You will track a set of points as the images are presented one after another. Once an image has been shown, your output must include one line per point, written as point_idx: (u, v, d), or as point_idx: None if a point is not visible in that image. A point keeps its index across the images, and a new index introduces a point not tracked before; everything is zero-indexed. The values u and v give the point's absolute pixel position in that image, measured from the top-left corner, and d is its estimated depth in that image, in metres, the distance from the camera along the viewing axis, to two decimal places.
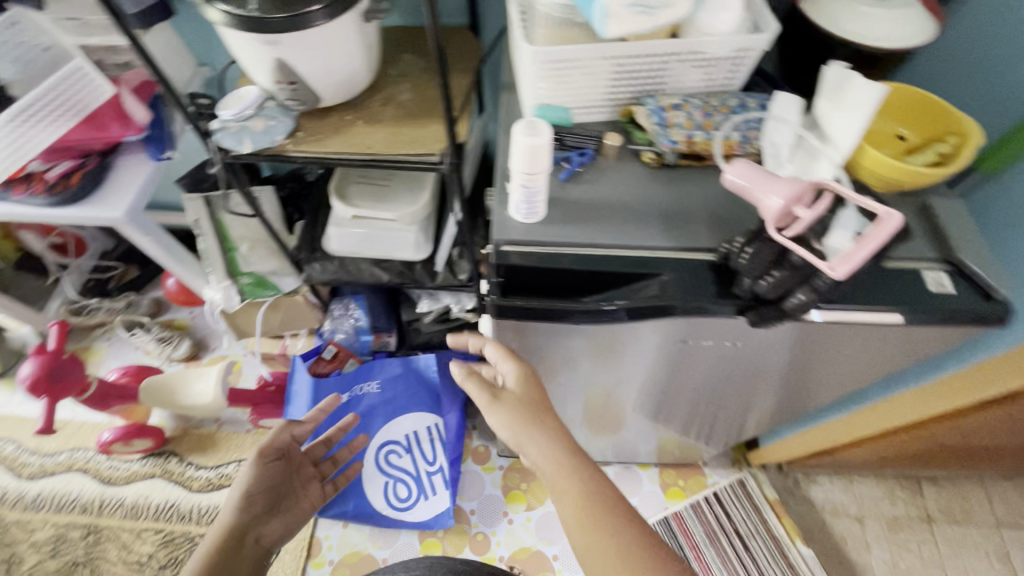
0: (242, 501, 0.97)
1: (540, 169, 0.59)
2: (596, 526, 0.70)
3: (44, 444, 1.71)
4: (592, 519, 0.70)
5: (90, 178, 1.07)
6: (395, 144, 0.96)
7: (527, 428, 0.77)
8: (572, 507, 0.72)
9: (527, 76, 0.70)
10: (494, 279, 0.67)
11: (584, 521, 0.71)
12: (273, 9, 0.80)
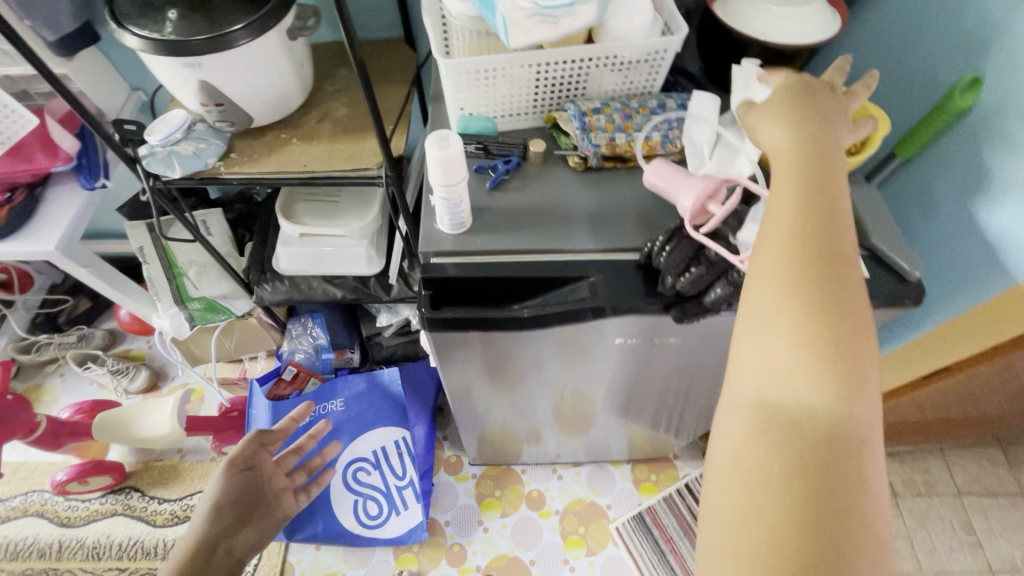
0: (209, 510, 0.91)
1: (458, 180, 0.60)
2: (831, 298, 0.46)
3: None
4: (825, 288, 0.46)
5: (18, 212, 1.03)
6: (331, 161, 0.95)
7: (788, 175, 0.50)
8: (798, 251, 0.47)
9: (447, 88, 0.70)
10: (424, 292, 0.66)
11: (807, 278, 0.47)
12: (191, 32, 0.79)
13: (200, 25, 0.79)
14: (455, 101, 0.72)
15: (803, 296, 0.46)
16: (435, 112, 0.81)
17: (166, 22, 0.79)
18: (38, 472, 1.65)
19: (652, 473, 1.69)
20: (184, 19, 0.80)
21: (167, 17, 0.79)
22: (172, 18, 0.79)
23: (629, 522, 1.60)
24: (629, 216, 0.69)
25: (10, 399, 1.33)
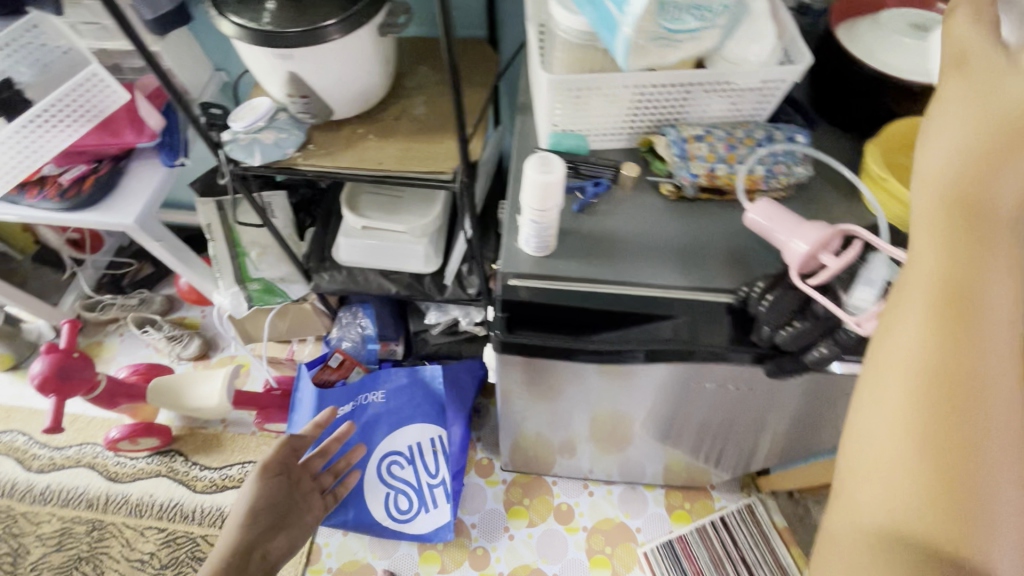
0: (247, 515, 1.01)
1: (553, 206, 0.57)
2: (954, 413, 0.39)
3: (54, 437, 1.73)
4: (951, 400, 0.39)
5: (102, 184, 1.07)
6: (407, 161, 0.94)
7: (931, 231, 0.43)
8: (933, 348, 0.40)
9: (543, 102, 0.67)
10: (499, 314, 0.65)
11: (934, 387, 0.39)
12: (286, 23, 0.79)
13: (296, 17, 0.79)
14: (549, 116, 0.68)
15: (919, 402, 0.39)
16: (521, 123, 0.79)
17: (265, 12, 0.79)
18: (93, 425, 1.73)
19: (686, 501, 1.64)
20: (281, 10, 0.79)
21: (266, 7, 0.79)
22: (270, 8, 0.79)
23: (658, 548, 1.56)
24: (723, 254, 0.65)
25: (78, 356, 1.39)
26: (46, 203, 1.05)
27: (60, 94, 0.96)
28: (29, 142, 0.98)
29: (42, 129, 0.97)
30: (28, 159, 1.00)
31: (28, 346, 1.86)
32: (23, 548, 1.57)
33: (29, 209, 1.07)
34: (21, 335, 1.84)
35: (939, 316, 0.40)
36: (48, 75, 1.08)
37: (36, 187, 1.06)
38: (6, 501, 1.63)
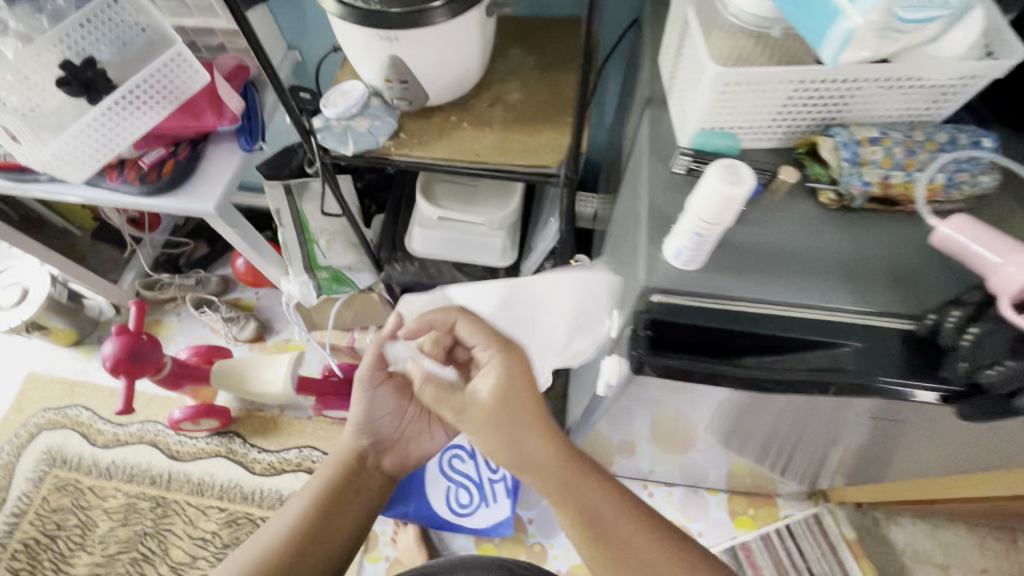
0: (365, 424, 0.88)
1: (724, 220, 0.51)
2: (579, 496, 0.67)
3: (118, 413, 1.76)
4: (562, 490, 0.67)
5: (180, 168, 1.04)
6: (505, 153, 0.87)
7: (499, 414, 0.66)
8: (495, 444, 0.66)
9: (694, 97, 0.59)
10: (641, 332, 0.58)
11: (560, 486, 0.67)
12: (394, 2, 0.73)
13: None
14: (697, 113, 0.60)
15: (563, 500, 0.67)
16: (648, 118, 0.71)
17: None
18: (154, 403, 1.75)
19: (751, 507, 1.58)
20: None
21: None
22: None
23: (720, 554, 1.52)
24: (894, 273, 0.58)
25: (145, 338, 1.39)
26: (126, 187, 1.03)
27: (145, 74, 0.94)
28: (112, 124, 0.96)
29: (125, 111, 0.96)
30: (111, 142, 0.99)
31: (90, 322, 1.88)
32: (91, 521, 1.60)
33: (109, 193, 1.05)
34: (83, 311, 1.86)
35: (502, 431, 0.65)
36: (126, 54, 1.04)
37: (117, 169, 1.04)
38: (73, 474, 1.67)
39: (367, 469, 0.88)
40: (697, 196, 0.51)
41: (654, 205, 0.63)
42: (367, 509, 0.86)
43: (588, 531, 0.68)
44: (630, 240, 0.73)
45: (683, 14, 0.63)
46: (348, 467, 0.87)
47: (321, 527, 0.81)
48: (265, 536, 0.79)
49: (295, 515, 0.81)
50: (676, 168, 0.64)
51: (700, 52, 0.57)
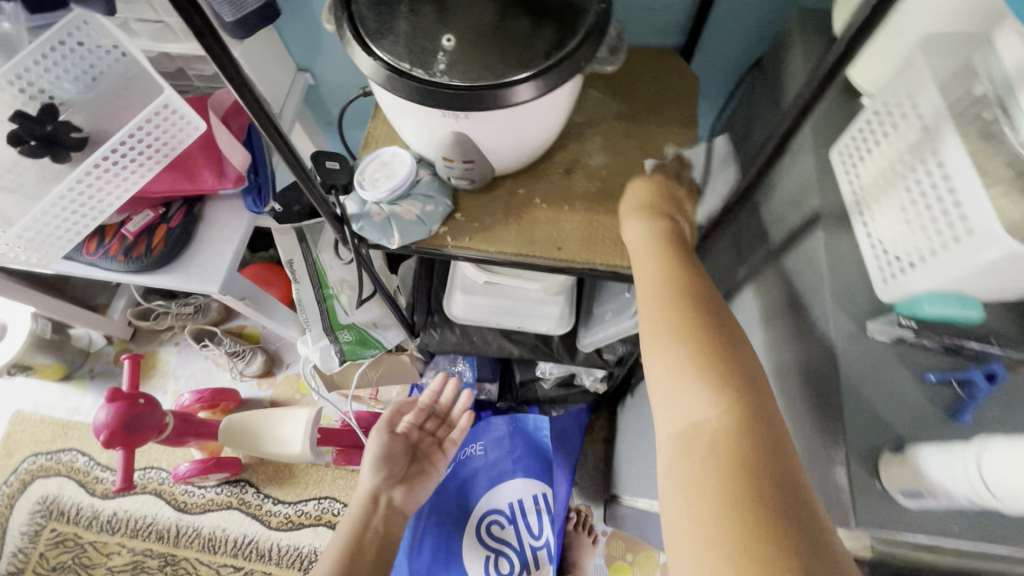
0: (373, 466, 0.95)
1: (1005, 500, 0.37)
2: (673, 318, 0.47)
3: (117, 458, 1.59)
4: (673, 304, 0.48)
5: (174, 238, 0.84)
6: (594, 247, 0.68)
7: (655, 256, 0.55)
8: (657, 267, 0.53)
9: (945, 261, 0.40)
10: None
11: (664, 307, 0.48)
12: (473, 72, 0.52)
13: (485, 63, 0.52)
14: (941, 278, 0.41)
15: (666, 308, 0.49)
16: (815, 240, 0.52)
17: (439, 53, 0.53)
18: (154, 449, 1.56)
19: None
20: (463, 50, 0.52)
21: (440, 43, 0.53)
22: (446, 46, 0.53)
23: None
24: None
25: (143, 403, 1.21)
26: (109, 263, 0.84)
27: (127, 132, 0.73)
28: (88, 196, 0.75)
29: (104, 177, 0.75)
30: (87, 215, 0.78)
31: (79, 354, 1.69)
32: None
33: (87, 267, 0.85)
34: (71, 343, 1.66)
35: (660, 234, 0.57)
36: (98, 92, 0.81)
37: (96, 240, 0.84)
38: (73, 528, 1.51)
39: (372, 515, 0.91)
40: (997, 457, 0.37)
41: (846, 390, 0.46)
42: (381, 562, 0.86)
43: (701, 352, 0.44)
44: (786, 398, 0.55)
45: (915, 119, 0.43)
46: (353, 527, 0.88)
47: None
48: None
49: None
50: (878, 336, 0.46)
51: (968, 205, 0.38)
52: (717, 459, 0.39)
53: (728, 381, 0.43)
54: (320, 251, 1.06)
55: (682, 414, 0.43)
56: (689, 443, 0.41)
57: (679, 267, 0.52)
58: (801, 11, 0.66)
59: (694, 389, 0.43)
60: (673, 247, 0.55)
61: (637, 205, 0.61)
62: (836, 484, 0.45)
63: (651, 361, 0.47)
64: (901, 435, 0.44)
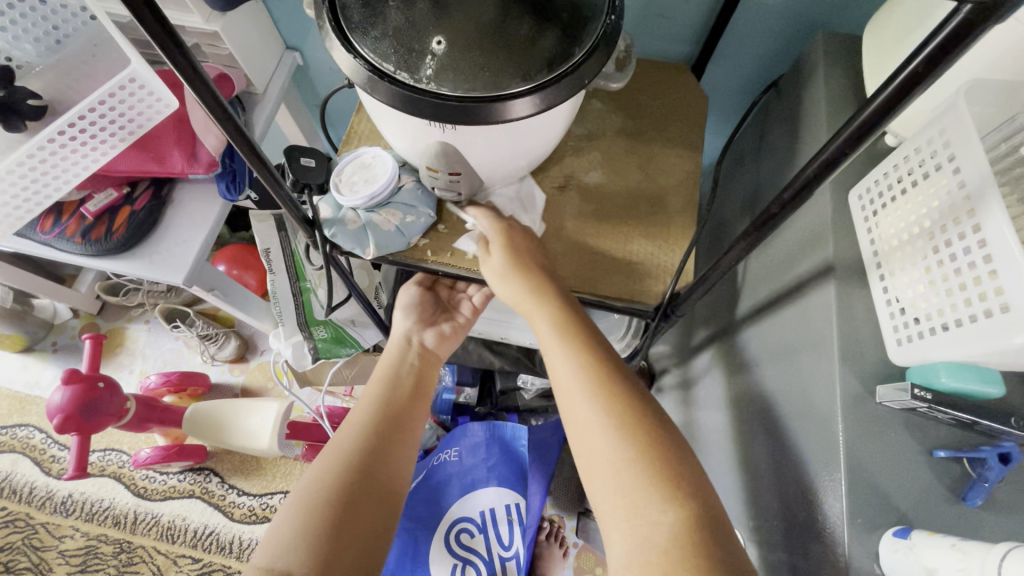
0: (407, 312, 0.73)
1: None
2: (603, 403, 0.48)
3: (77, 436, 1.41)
4: (598, 386, 0.49)
5: (138, 222, 0.78)
6: (586, 273, 0.63)
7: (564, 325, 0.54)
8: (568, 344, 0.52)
9: (973, 332, 0.37)
10: None
11: (593, 392, 0.49)
12: (463, 80, 0.47)
13: (477, 71, 0.47)
14: (964, 351, 0.38)
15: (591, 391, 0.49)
16: (825, 290, 0.48)
17: (427, 56, 0.47)
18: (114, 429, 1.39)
19: None
20: (453, 55, 0.47)
21: (429, 45, 0.47)
22: (435, 49, 0.47)
23: None
24: None
25: (102, 387, 1.14)
26: (65, 244, 0.77)
27: (89, 104, 0.67)
28: (42, 171, 0.69)
29: (62, 151, 0.69)
30: (39, 192, 0.71)
31: (41, 325, 1.48)
32: (45, 564, 1.27)
33: (40, 247, 0.78)
34: (33, 314, 1.45)
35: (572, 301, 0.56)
36: (60, 57, 0.75)
37: (51, 219, 0.77)
38: (23, 507, 1.32)
39: (403, 358, 0.70)
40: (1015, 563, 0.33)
41: (848, 461, 0.42)
42: (421, 406, 0.66)
43: (637, 437, 0.46)
44: (784, 459, 0.50)
45: (952, 174, 0.40)
46: (386, 375, 0.67)
47: (385, 456, 0.59)
48: (318, 479, 0.55)
49: (349, 449, 0.58)
50: (888, 403, 0.43)
51: (1006, 279, 0.35)
52: (673, 563, 0.41)
53: (675, 482, 0.44)
54: (298, 241, 0.95)
55: (633, 519, 0.44)
56: (642, 545, 0.43)
57: (596, 353, 0.52)
58: (825, 35, 0.62)
59: (639, 479, 0.45)
60: (584, 327, 0.54)
61: (520, 267, 0.57)
62: (836, 561, 0.41)
63: (591, 458, 0.47)
64: (904, 513, 0.41)
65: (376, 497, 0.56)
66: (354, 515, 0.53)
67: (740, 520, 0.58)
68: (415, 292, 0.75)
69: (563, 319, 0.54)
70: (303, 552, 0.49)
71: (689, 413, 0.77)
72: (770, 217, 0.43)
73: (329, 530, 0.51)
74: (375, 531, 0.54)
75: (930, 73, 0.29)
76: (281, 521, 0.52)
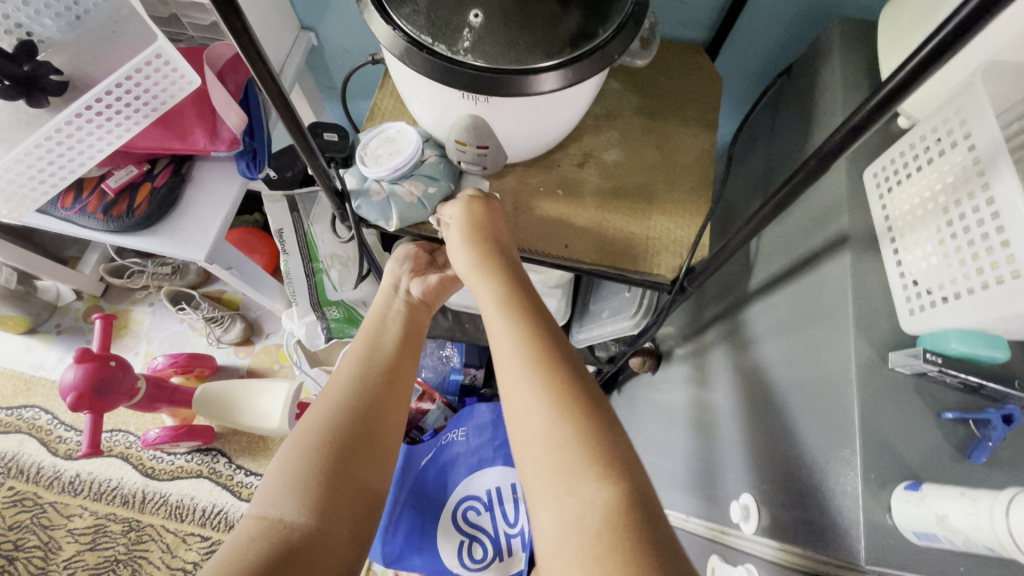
0: (398, 265, 0.72)
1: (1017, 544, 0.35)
2: (539, 379, 0.48)
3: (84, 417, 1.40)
4: (536, 362, 0.49)
5: (159, 198, 0.79)
6: (608, 248, 0.65)
7: (508, 302, 0.54)
8: (507, 321, 0.53)
9: (985, 297, 0.40)
10: None
11: (529, 368, 0.49)
12: (499, 52, 0.49)
13: (512, 45, 0.49)
14: (975, 316, 0.41)
15: (526, 366, 0.49)
16: (840, 262, 0.51)
17: (465, 29, 0.49)
18: (121, 410, 1.38)
19: None
20: (490, 27, 0.49)
21: (466, 19, 0.49)
22: (473, 22, 0.49)
23: None
24: None
25: (113, 365, 1.14)
26: (86, 220, 0.78)
27: (116, 80, 0.67)
28: (67, 146, 0.69)
29: (89, 127, 0.69)
30: (64, 167, 0.71)
31: (45, 307, 1.45)
32: (55, 542, 1.27)
33: (61, 223, 0.79)
34: (36, 296, 1.42)
35: (520, 283, 0.57)
36: (81, 32, 0.75)
37: (72, 195, 0.78)
38: (30, 486, 1.32)
39: (390, 305, 0.68)
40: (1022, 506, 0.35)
41: (863, 421, 0.45)
42: (412, 356, 0.64)
43: (572, 415, 0.46)
44: (800, 421, 0.53)
45: (967, 150, 0.42)
46: (370, 327, 0.65)
47: (379, 404, 0.57)
48: (307, 426, 0.53)
49: (338, 398, 0.56)
50: (900, 368, 0.45)
51: (1017, 246, 0.38)
52: (609, 538, 0.40)
53: (608, 460, 0.44)
54: (313, 222, 0.93)
55: (568, 497, 0.43)
56: (576, 525, 0.42)
57: (532, 329, 0.52)
58: (839, 19, 0.64)
59: (571, 454, 0.44)
60: (527, 303, 0.55)
61: (474, 242, 0.59)
62: (849, 514, 0.44)
63: (525, 434, 0.47)
64: (913, 469, 0.44)
65: (367, 441, 0.54)
66: (349, 464, 0.51)
67: (751, 484, 0.60)
68: (410, 247, 0.75)
69: (507, 292, 0.55)
70: (293, 500, 0.47)
71: (700, 389, 0.79)
72: (792, 190, 0.45)
73: (320, 478, 0.49)
74: (368, 476, 0.52)
75: (960, 45, 0.31)
76: (273, 472, 0.50)
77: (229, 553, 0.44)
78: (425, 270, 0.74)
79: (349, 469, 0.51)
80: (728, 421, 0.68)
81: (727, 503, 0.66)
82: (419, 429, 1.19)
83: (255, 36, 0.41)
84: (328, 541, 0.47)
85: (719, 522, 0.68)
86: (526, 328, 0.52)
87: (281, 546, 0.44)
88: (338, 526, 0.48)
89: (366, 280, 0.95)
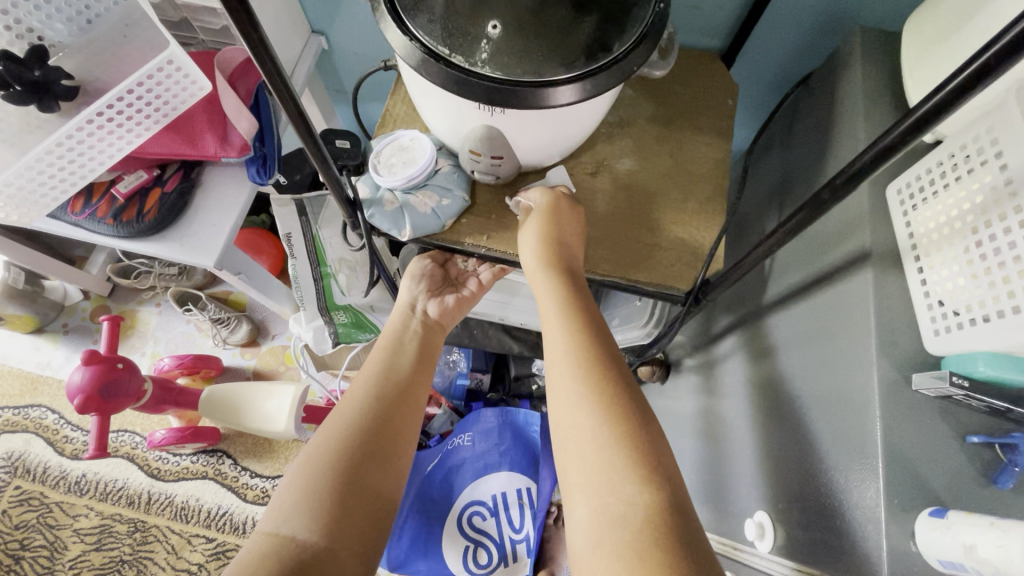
0: (416, 280, 0.72)
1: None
2: (592, 379, 0.46)
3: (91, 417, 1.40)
4: (593, 364, 0.47)
5: (169, 204, 0.78)
6: (623, 262, 0.64)
7: (568, 300, 0.52)
8: (565, 320, 0.51)
9: (1015, 322, 0.39)
10: None
11: (586, 368, 0.47)
12: (516, 64, 0.48)
13: (530, 56, 0.48)
14: (1003, 341, 0.40)
15: (580, 364, 0.47)
16: (861, 279, 0.50)
17: (483, 40, 0.48)
18: (128, 410, 1.38)
19: None
20: (508, 39, 0.48)
21: (484, 29, 0.48)
22: (491, 33, 0.48)
23: None
24: None
25: (121, 367, 1.14)
26: (96, 225, 0.77)
27: (127, 86, 0.67)
28: (78, 152, 0.69)
29: (101, 133, 0.69)
30: (75, 173, 0.71)
31: (52, 307, 1.45)
32: (61, 542, 1.27)
33: (71, 228, 0.79)
34: (44, 295, 1.42)
35: (578, 284, 0.55)
36: (92, 36, 0.74)
37: (83, 200, 0.78)
38: (37, 485, 1.32)
39: (407, 324, 0.68)
40: None
41: (885, 444, 0.44)
42: (428, 377, 0.64)
43: (623, 417, 0.44)
44: (818, 439, 0.52)
45: (998, 169, 0.41)
46: (387, 343, 0.65)
47: (394, 424, 0.57)
48: (319, 445, 0.52)
49: (353, 416, 0.55)
50: (924, 390, 0.44)
51: None
52: (647, 540, 0.38)
53: (649, 462, 0.42)
54: (322, 227, 0.93)
55: (607, 494, 0.41)
56: (615, 524, 0.39)
57: (591, 329, 0.50)
58: (860, 29, 0.63)
59: (617, 455, 0.42)
60: (583, 302, 0.53)
61: (546, 238, 0.56)
62: (870, 537, 0.43)
63: (569, 432, 0.45)
64: (937, 493, 0.43)
65: (383, 464, 0.53)
66: (363, 484, 0.51)
67: (765, 500, 0.60)
68: (428, 262, 0.74)
69: (567, 296, 0.53)
70: (307, 518, 0.47)
71: (710, 399, 0.78)
72: (815, 207, 0.44)
73: (335, 494, 0.49)
74: (384, 496, 0.52)
75: (1001, 68, 0.30)
76: (285, 487, 0.49)
77: (240, 567, 0.44)
78: (441, 289, 0.75)
79: (363, 489, 0.51)
80: (740, 434, 0.67)
81: (740, 517, 0.65)
82: (425, 434, 1.17)
83: (270, 45, 0.40)
84: (339, 561, 0.46)
85: (732, 536, 0.67)
86: (585, 326, 0.50)
87: (292, 564, 0.44)
88: (349, 547, 0.47)
89: (375, 286, 0.95)
